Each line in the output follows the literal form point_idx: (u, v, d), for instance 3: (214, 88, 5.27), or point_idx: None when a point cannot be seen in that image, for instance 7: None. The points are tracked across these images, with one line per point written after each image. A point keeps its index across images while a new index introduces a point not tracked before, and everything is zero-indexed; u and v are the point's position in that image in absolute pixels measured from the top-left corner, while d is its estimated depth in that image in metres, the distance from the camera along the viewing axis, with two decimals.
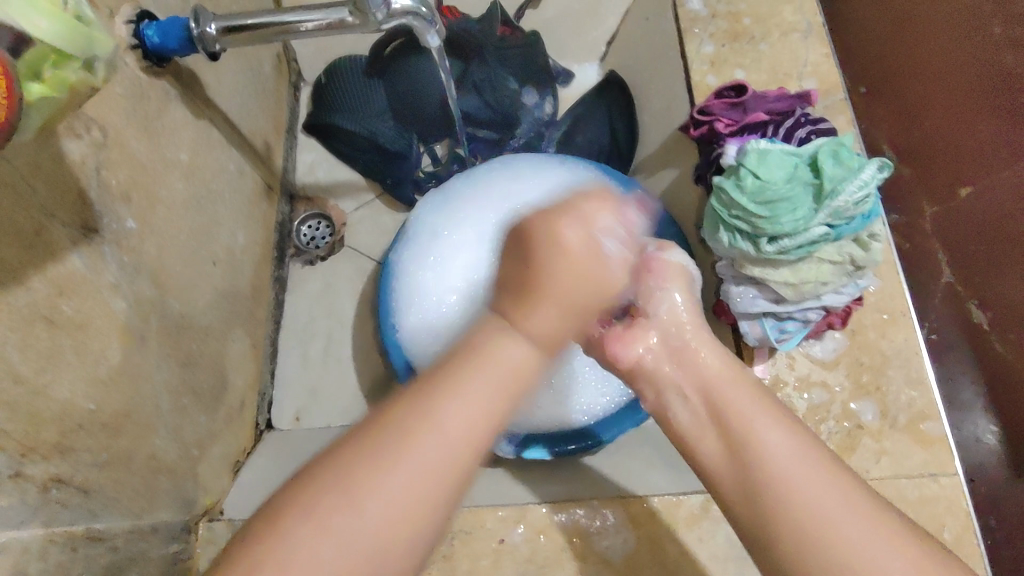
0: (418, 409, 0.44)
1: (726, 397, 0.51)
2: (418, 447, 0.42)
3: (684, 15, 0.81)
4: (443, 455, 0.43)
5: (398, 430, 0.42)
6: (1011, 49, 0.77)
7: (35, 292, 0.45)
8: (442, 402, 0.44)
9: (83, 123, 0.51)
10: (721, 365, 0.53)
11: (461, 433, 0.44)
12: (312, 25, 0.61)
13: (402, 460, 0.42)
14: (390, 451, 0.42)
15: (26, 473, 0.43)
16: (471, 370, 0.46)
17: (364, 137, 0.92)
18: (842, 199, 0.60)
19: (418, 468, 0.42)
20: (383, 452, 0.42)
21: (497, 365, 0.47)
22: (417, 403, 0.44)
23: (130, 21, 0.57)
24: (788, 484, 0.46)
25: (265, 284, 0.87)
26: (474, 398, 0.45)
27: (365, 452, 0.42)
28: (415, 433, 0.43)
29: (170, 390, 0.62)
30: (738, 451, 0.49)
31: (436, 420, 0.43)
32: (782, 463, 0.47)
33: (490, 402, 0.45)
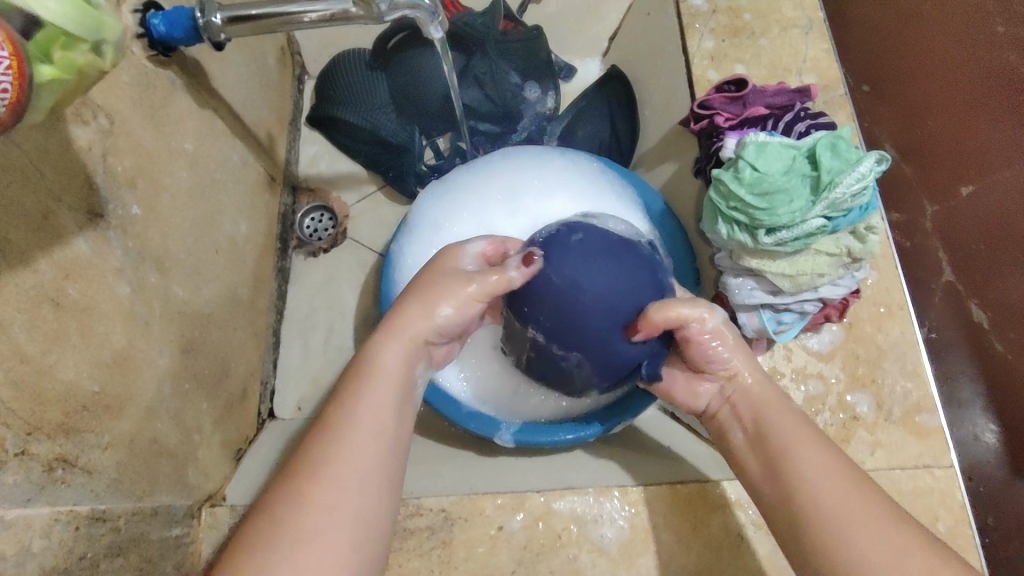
0: (330, 422, 0.49)
1: (770, 418, 0.56)
2: (342, 455, 0.47)
3: (686, 10, 0.81)
4: (362, 462, 0.47)
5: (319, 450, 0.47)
6: (1014, 49, 0.80)
7: (41, 274, 0.46)
8: (344, 416, 0.49)
9: (90, 109, 0.52)
10: (765, 390, 0.59)
11: (366, 444, 0.48)
12: (316, 15, 0.61)
13: (327, 476, 0.46)
14: (313, 468, 0.46)
15: (32, 451, 0.44)
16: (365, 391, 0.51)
17: (366, 130, 0.93)
18: (839, 191, 0.60)
19: (339, 481, 0.46)
20: (315, 473, 0.46)
21: (381, 373, 0.53)
22: (326, 421, 0.49)
23: (136, 10, 0.58)
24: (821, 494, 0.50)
25: (267, 274, 0.88)
26: (373, 404, 0.50)
27: (294, 477, 0.46)
28: (329, 445, 0.48)
29: (172, 376, 0.63)
30: (778, 466, 0.53)
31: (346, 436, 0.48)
32: (815, 474, 0.51)
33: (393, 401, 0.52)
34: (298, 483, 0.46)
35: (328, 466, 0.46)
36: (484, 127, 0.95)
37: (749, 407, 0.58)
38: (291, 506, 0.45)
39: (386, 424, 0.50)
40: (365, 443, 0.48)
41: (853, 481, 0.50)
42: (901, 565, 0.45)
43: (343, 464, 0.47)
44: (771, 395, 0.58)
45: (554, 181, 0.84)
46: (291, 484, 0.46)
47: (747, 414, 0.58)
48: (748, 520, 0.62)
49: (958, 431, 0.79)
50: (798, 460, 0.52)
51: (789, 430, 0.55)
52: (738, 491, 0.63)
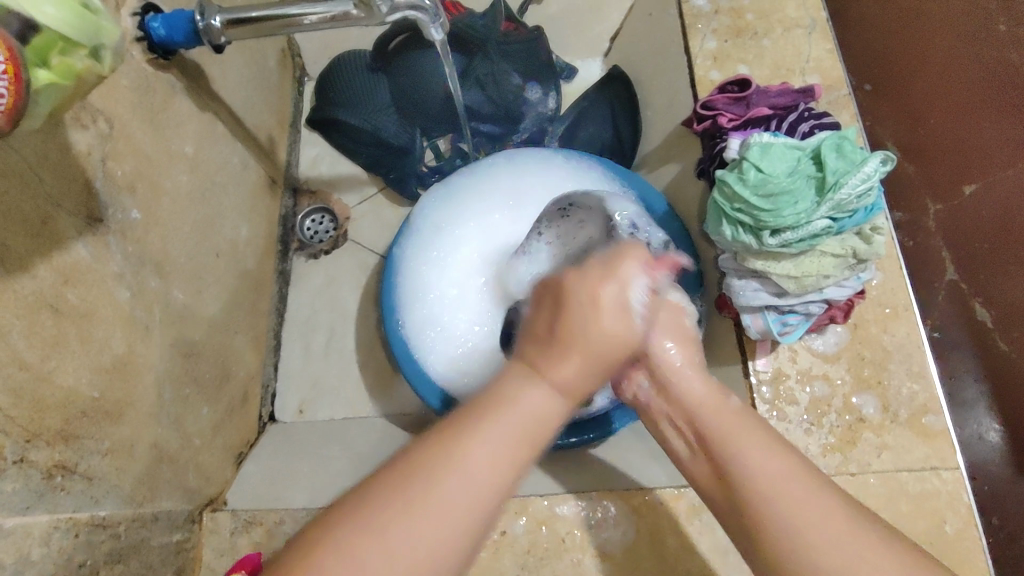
0: (450, 447, 0.38)
1: (715, 425, 0.51)
2: (437, 501, 0.36)
3: (688, 11, 0.81)
4: (470, 515, 0.37)
5: (416, 482, 0.37)
6: (1015, 47, 0.82)
7: (40, 280, 0.46)
8: (461, 446, 0.38)
9: (89, 113, 0.52)
10: (705, 388, 0.53)
11: (482, 494, 0.38)
12: (316, 18, 0.61)
13: (436, 511, 0.36)
14: (422, 494, 0.36)
15: (30, 459, 0.44)
16: (499, 420, 0.40)
17: (366, 132, 0.92)
18: (843, 192, 0.60)
19: (437, 527, 0.36)
20: (412, 506, 0.36)
21: (525, 418, 0.40)
22: (435, 448, 0.38)
23: (135, 13, 0.58)
24: (770, 507, 0.44)
25: (267, 277, 0.88)
26: (493, 449, 0.38)
27: (379, 496, 0.37)
28: (448, 469, 0.37)
29: (173, 381, 0.62)
30: (728, 478, 0.48)
31: (467, 470, 0.38)
32: (761, 474, 0.46)
33: (530, 447, 0.40)
34: (370, 520, 0.36)
35: (418, 508, 0.36)
36: (486, 128, 0.95)
37: (681, 406, 0.54)
38: (375, 533, 0.35)
39: (497, 488, 0.38)
40: (471, 498, 0.37)
41: (813, 489, 0.44)
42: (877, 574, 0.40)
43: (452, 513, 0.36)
44: (714, 399, 0.52)
45: (561, 185, 0.83)
46: (386, 503, 0.36)
47: (683, 417, 0.54)
48: None
49: (961, 430, 0.79)
50: (745, 470, 0.47)
51: (736, 434, 0.49)
52: None
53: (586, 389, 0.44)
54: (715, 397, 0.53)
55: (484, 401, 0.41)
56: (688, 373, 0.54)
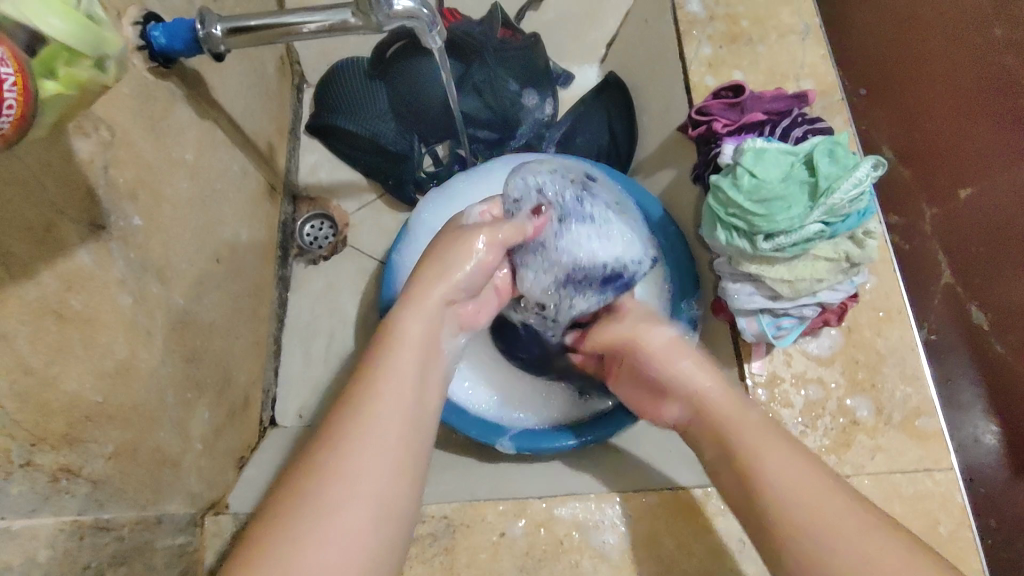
0: (352, 411, 0.49)
1: (730, 425, 0.57)
2: (351, 453, 0.47)
3: (683, 18, 0.82)
4: (380, 451, 0.48)
5: (337, 438, 0.47)
6: (1010, 51, 0.77)
7: (44, 286, 0.46)
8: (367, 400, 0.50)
9: (92, 121, 0.52)
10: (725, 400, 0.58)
11: (389, 439, 0.48)
12: (315, 26, 0.62)
13: (346, 467, 0.46)
14: (332, 462, 0.46)
15: (36, 462, 0.45)
16: (384, 380, 0.51)
17: (365, 138, 0.94)
18: (836, 197, 0.61)
19: (348, 481, 0.46)
20: (334, 458, 0.46)
21: (407, 344, 0.54)
22: (352, 395, 0.50)
23: (136, 23, 0.58)
24: (791, 492, 0.50)
25: (268, 282, 0.88)
26: (393, 387, 0.51)
27: (309, 464, 0.47)
28: (360, 415, 0.49)
29: (175, 386, 0.63)
30: (749, 480, 0.53)
31: (369, 417, 0.49)
32: (784, 481, 0.51)
33: (412, 396, 0.52)
34: (311, 495, 0.45)
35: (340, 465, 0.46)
36: (483, 134, 0.96)
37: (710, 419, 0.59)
38: (293, 526, 0.43)
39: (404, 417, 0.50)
40: (383, 432, 0.49)
41: (825, 484, 0.50)
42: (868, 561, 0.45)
43: (359, 460, 0.47)
44: (733, 404, 0.58)
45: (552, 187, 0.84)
46: (305, 483, 0.45)
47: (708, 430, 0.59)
48: None
49: (957, 432, 0.80)
50: (765, 465, 0.53)
51: (754, 440, 0.55)
52: None
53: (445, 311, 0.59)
54: (732, 400, 0.59)
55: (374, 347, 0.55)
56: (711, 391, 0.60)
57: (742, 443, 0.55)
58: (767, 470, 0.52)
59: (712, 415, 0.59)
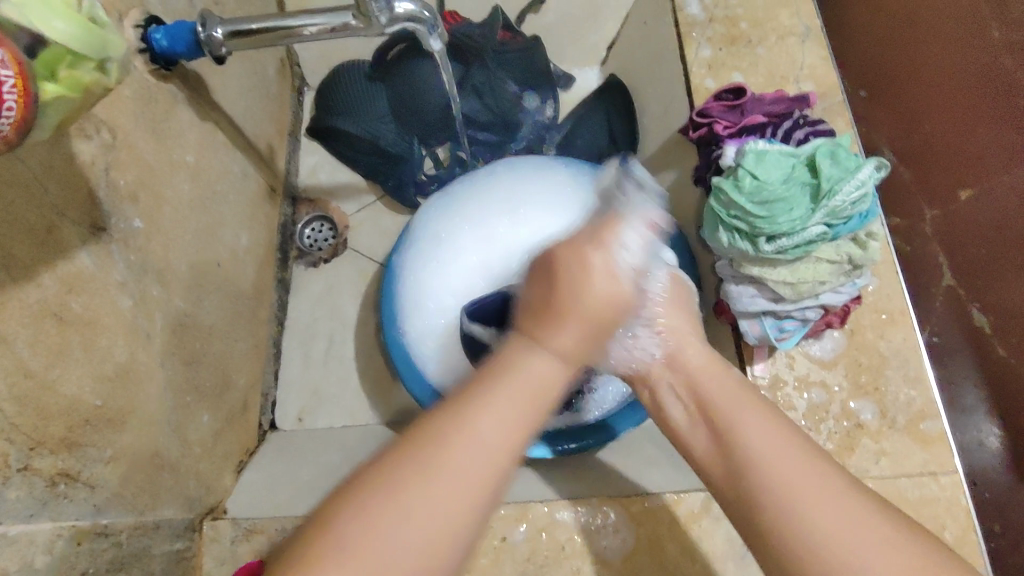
0: (468, 408, 0.39)
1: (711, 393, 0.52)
2: (442, 465, 0.37)
3: (683, 19, 0.82)
4: (465, 478, 0.37)
5: (429, 443, 0.38)
6: (1008, 53, 0.78)
7: (45, 289, 0.46)
8: (462, 416, 0.39)
9: (93, 124, 0.52)
10: (707, 363, 0.54)
11: (480, 470, 0.38)
12: (316, 28, 0.62)
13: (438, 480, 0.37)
14: (422, 473, 0.37)
15: (35, 466, 0.44)
16: (511, 391, 0.40)
17: (366, 141, 0.93)
18: (838, 199, 0.61)
19: (444, 495, 0.36)
20: (426, 464, 0.37)
21: (521, 379, 0.41)
22: (445, 412, 0.39)
23: (137, 25, 0.59)
24: (760, 458, 0.45)
25: (268, 285, 0.88)
26: (493, 413, 0.39)
27: (404, 452, 0.38)
28: (464, 419, 0.39)
29: (174, 389, 0.63)
30: (724, 445, 0.48)
31: (468, 435, 0.38)
32: (762, 442, 0.46)
33: (517, 423, 0.40)
34: (406, 475, 0.37)
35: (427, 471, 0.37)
36: (483, 136, 0.96)
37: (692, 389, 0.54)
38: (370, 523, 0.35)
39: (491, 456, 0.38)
40: (471, 461, 0.38)
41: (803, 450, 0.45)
42: (844, 533, 0.40)
43: (462, 472, 0.37)
44: (715, 368, 0.54)
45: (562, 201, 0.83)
46: (386, 479, 0.37)
47: (681, 387, 0.54)
48: None
49: (961, 435, 0.80)
50: (742, 432, 0.47)
51: (732, 400, 0.50)
52: None
53: (595, 337, 0.45)
54: (710, 367, 0.54)
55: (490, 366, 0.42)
56: (696, 362, 0.55)
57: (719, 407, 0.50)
58: (738, 435, 0.47)
59: (692, 382, 0.54)
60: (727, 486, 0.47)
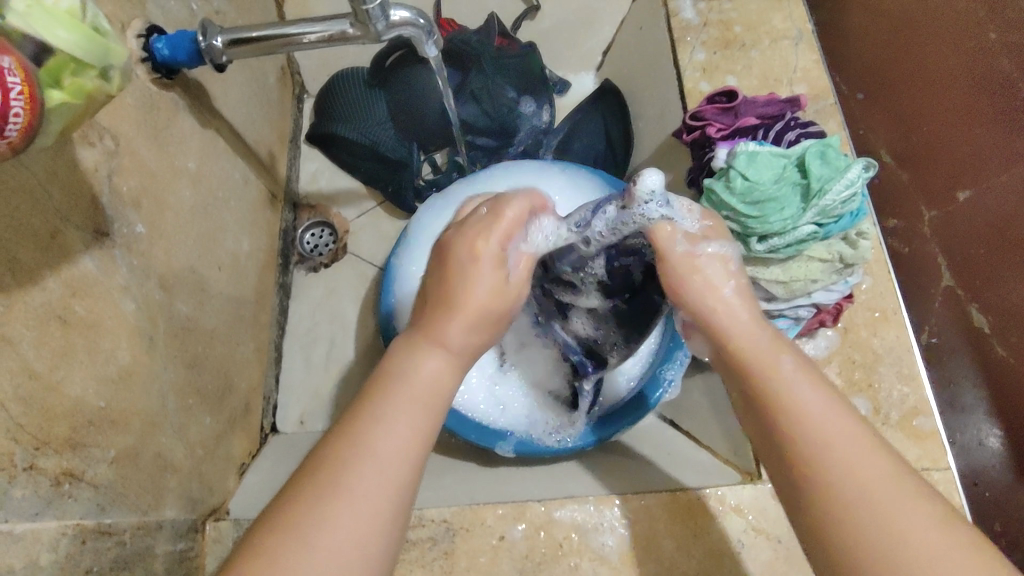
0: (371, 418, 0.44)
1: (756, 373, 0.48)
2: (347, 479, 0.41)
3: (677, 24, 0.83)
4: (382, 482, 0.42)
5: (342, 451, 0.42)
6: (1006, 55, 0.79)
7: (49, 292, 0.47)
8: (370, 439, 0.43)
9: (96, 131, 0.54)
10: (760, 333, 0.50)
11: (391, 468, 0.43)
12: (315, 36, 0.63)
13: (355, 484, 0.41)
14: (343, 472, 0.42)
15: (39, 466, 0.45)
16: (398, 401, 0.45)
17: (365, 146, 0.95)
18: (828, 198, 0.62)
19: (360, 493, 0.41)
20: (339, 476, 0.41)
21: (412, 390, 0.46)
22: (359, 420, 0.44)
23: (140, 35, 0.60)
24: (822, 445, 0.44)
25: (269, 289, 0.89)
26: (388, 423, 0.44)
27: (325, 465, 0.42)
28: (369, 429, 0.43)
29: (176, 392, 0.64)
30: (777, 436, 0.46)
31: (374, 445, 0.43)
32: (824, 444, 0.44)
33: (414, 427, 0.44)
34: (324, 484, 0.41)
35: (339, 482, 0.41)
36: (481, 141, 0.97)
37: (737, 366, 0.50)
38: (297, 524, 0.40)
39: (403, 459, 0.43)
40: (383, 470, 0.42)
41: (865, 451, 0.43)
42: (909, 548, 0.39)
43: (374, 467, 0.42)
44: (767, 349, 0.49)
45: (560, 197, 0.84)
46: (313, 482, 0.41)
47: (737, 376, 0.50)
48: (747, 526, 0.62)
49: (960, 436, 0.80)
50: (807, 435, 0.44)
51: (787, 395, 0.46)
52: (736, 497, 0.64)
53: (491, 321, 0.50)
54: (770, 350, 0.49)
55: (374, 381, 0.46)
56: (740, 315, 0.51)
57: (761, 390, 0.48)
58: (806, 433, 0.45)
59: (742, 362, 0.49)
60: (782, 471, 0.46)
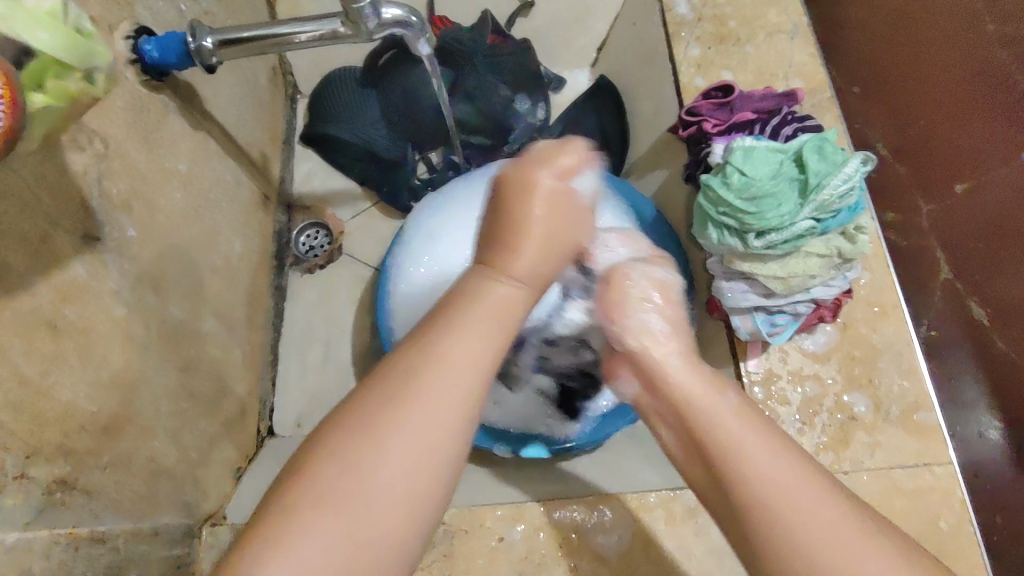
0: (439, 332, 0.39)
1: (699, 420, 0.46)
2: (419, 393, 0.37)
3: (672, 20, 0.83)
4: (439, 413, 0.37)
5: (404, 366, 0.38)
6: (1002, 46, 0.79)
7: (38, 298, 0.46)
8: (435, 347, 0.39)
9: (85, 133, 0.53)
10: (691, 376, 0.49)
11: (462, 376, 0.38)
12: (307, 36, 0.62)
13: (418, 395, 0.37)
14: (405, 386, 0.37)
15: (30, 475, 0.45)
16: (466, 317, 0.40)
17: (359, 147, 0.94)
18: (826, 193, 0.61)
19: (423, 413, 0.37)
20: (402, 394, 0.37)
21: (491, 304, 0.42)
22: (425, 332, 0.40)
23: (128, 36, 0.60)
24: (769, 489, 0.41)
25: (263, 292, 0.88)
26: (463, 338, 0.39)
27: (385, 378, 0.38)
28: (436, 343, 0.39)
29: (170, 396, 0.63)
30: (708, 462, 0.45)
31: (438, 366, 0.38)
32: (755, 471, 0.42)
33: (483, 347, 0.40)
34: (386, 396, 0.37)
35: (403, 398, 0.37)
36: (476, 140, 0.97)
37: (671, 402, 0.49)
38: (361, 443, 0.36)
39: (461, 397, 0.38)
40: (449, 390, 0.38)
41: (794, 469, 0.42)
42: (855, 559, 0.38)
43: (441, 382, 0.38)
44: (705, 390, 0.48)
45: None
46: (379, 391, 0.38)
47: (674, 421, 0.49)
48: None
49: (960, 429, 0.80)
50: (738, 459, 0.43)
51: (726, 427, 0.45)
52: None
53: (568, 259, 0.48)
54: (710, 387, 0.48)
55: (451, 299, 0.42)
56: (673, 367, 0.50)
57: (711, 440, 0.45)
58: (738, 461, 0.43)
59: (683, 407, 0.48)
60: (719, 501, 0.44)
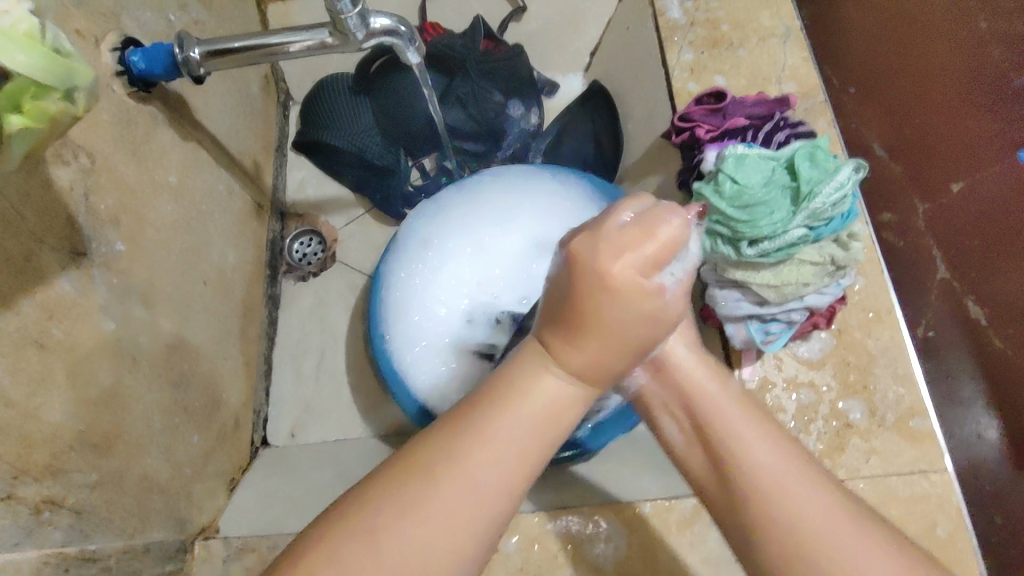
0: (469, 428, 0.37)
1: (708, 414, 0.45)
2: (437, 499, 0.35)
3: (664, 25, 0.82)
4: (459, 523, 0.35)
5: (430, 454, 0.36)
6: (998, 44, 0.80)
7: (24, 317, 0.46)
8: (464, 450, 0.36)
9: (71, 149, 0.53)
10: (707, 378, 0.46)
11: (490, 488, 0.36)
12: (299, 46, 0.62)
13: (442, 499, 0.35)
14: (426, 489, 0.35)
15: (18, 495, 0.44)
16: (501, 418, 0.37)
17: (352, 154, 0.93)
18: (818, 201, 0.61)
19: (444, 522, 0.35)
20: (428, 491, 0.35)
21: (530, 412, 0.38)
22: (458, 426, 0.37)
23: (115, 48, 0.60)
24: (776, 492, 0.40)
25: (256, 301, 0.88)
26: (493, 452, 0.37)
27: (415, 464, 0.37)
28: (469, 452, 0.36)
29: (161, 410, 0.63)
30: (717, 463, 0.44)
31: (471, 475, 0.36)
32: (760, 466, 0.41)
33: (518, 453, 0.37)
34: (413, 493, 0.36)
35: (424, 499, 0.35)
36: (469, 146, 0.96)
37: (681, 398, 0.46)
38: (378, 535, 0.35)
39: (486, 501, 0.36)
40: (473, 505, 0.36)
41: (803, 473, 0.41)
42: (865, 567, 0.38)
43: (466, 491, 0.36)
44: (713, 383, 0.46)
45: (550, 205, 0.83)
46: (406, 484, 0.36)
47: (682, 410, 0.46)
48: None
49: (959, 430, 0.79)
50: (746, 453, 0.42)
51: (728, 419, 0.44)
52: None
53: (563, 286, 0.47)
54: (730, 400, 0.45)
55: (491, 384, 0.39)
56: (702, 384, 0.46)
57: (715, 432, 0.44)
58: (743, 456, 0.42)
59: (690, 399, 0.46)
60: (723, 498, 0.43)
